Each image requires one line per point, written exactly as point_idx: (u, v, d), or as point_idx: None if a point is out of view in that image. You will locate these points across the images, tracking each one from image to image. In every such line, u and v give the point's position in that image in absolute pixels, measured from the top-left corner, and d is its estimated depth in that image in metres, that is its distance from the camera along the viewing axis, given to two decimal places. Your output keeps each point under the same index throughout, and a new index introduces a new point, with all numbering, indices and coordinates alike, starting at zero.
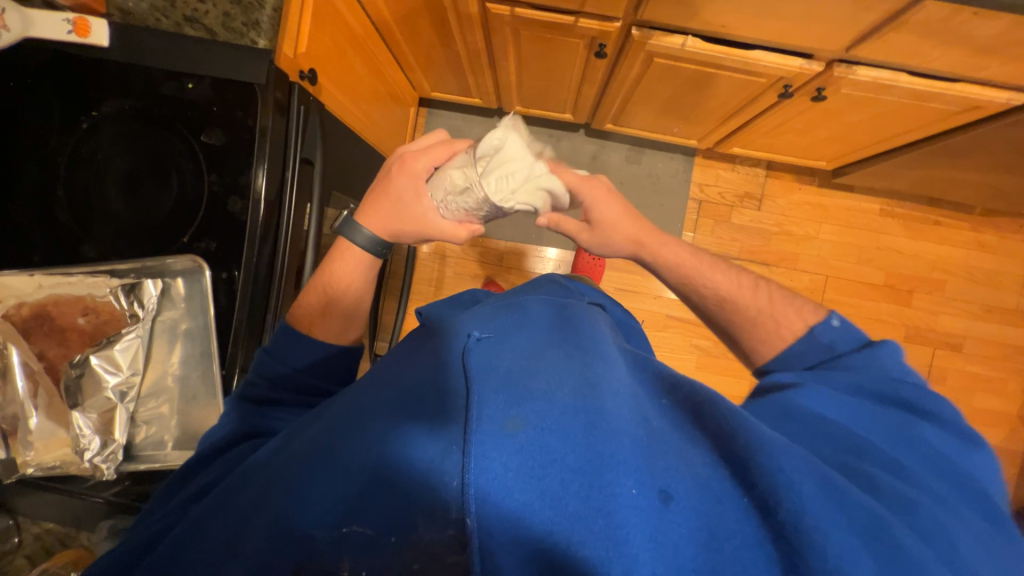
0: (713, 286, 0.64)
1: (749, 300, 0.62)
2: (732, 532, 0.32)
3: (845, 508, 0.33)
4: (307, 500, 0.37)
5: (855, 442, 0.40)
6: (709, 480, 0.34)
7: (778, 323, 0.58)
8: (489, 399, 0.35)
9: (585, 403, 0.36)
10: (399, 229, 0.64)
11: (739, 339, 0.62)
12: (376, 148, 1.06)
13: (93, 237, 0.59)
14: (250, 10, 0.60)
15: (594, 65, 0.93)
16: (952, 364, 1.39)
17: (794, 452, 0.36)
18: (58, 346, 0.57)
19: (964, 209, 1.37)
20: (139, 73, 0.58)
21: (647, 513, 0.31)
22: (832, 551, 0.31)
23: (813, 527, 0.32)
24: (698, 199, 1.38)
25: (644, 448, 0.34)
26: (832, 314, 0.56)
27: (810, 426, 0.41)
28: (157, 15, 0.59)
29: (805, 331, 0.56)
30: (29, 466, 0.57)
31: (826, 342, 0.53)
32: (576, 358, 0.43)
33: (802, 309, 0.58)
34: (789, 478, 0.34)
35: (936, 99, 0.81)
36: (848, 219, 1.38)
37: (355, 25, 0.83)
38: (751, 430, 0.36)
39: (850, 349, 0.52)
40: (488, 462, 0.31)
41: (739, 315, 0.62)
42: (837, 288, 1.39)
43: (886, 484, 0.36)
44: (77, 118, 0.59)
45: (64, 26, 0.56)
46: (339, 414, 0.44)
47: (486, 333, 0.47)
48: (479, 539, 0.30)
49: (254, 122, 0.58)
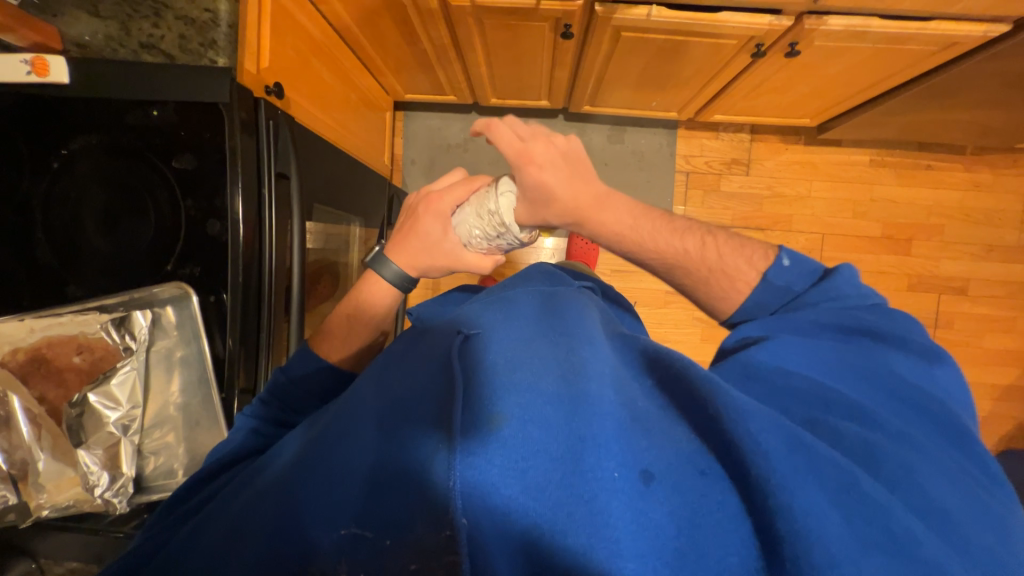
0: (660, 255, 0.56)
1: (700, 260, 0.55)
2: (714, 506, 0.32)
3: (811, 464, 0.33)
4: (308, 508, 0.37)
5: (819, 391, 0.40)
6: (693, 454, 0.35)
7: (732, 279, 0.54)
8: (474, 395, 0.37)
9: (567, 390, 0.37)
10: (420, 261, 0.68)
11: (694, 296, 0.57)
12: (356, 156, 1.06)
13: (79, 276, 0.60)
14: (205, 30, 0.59)
15: (562, 47, 0.92)
16: (959, 308, 1.38)
17: (762, 412, 0.35)
18: (57, 388, 0.57)
19: (955, 150, 1.35)
20: (103, 105, 0.58)
21: (628, 494, 0.32)
22: (797, 508, 0.31)
23: (779, 486, 0.31)
24: (686, 171, 1.37)
25: (626, 430, 0.35)
26: (781, 251, 0.54)
27: (776, 382, 0.41)
28: (113, 45, 0.59)
29: (759, 280, 0.52)
30: (44, 508, 0.57)
31: (783, 285, 0.52)
32: (561, 344, 0.43)
33: (750, 254, 0.54)
34: (755, 442, 0.33)
35: (912, 40, 0.79)
36: (838, 173, 1.36)
37: (317, 34, 0.82)
38: (722, 395, 0.35)
39: (807, 288, 0.51)
40: (472, 458, 0.33)
41: (694, 275, 0.55)
42: (835, 245, 1.37)
43: (851, 433, 0.37)
44: (48, 159, 0.58)
45: (21, 67, 0.56)
46: (332, 418, 0.44)
47: (476, 328, 0.46)
48: (469, 532, 0.32)
49: (225, 141, 0.58)
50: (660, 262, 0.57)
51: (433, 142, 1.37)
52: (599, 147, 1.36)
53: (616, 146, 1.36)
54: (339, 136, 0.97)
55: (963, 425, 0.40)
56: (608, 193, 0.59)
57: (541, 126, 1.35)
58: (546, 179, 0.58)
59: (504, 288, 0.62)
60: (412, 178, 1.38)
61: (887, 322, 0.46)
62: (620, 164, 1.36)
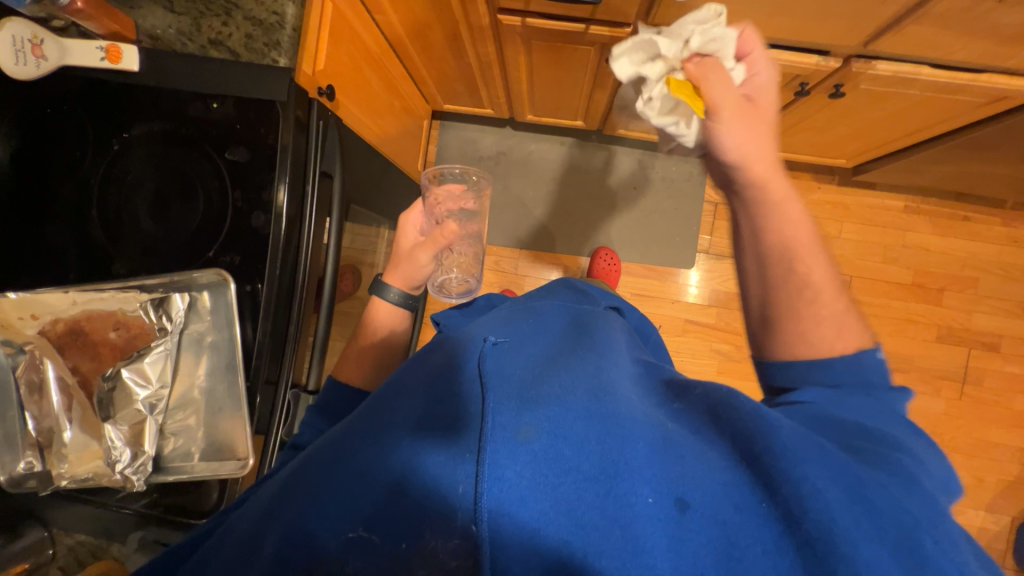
0: (801, 265, 0.51)
1: (827, 296, 0.50)
2: (754, 540, 0.31)
3: (874, 518, 0.32)
4: (328, 511, 0.37)
5: (876, 436, 0.40)
6: (728, 487, 0.33)
7: (836, 332, 0.49)
8: (502, 407, 0.36)
9: (599, 409, 0.36)
10: (406, 275, 0.75)
11: (772, 330, 0.52)
12: (393, 161, 1.08)
13: (125, 254, 0.61)
14: (271, 31, 0.61)
15: (605, 71, 0.93)
16: (989, 365, 1.34)
17: (822, 456, 0.34)
18: (91, 361, 0.58)
19: (994, 204, 1.32)
20: (167, 94, 0.61)
21: (663, 523, 0.31)
22: (861, 563, 0.29)
23: (843, 537, 0.30)
24: (714, 201, 1.37)
25: (659, 454, 0.34)
26: (877, 348, 0.50)
27: (837, 422, 0.41)
28: (184, 40, 0.62)
29: (854, 352, 0.48)
30: (64, 478, 0.58)
31: (865, 369, 0.47)
32: (588, 363, 0.43)
33: (856, 330, 0.50)
34: (814, 486, 0.32)
35: (961, 91, 0.79)
36: (871, 217, 1.35)
37: (370, 43, 0.86)
38: (776, 435, 0.35)
39: (881, 386, 0.47)
40: (501, 472, 0.32)
41: (803, 306, 0.50)
42: (862, 289, 1.35)
43: (915, 491, 0.35)
44: (109, 141, 0.61)
45: (97, 54, 0.59)
46: (360, 423, 0.45)
47: (502, 337, 0.47)
48: (491, 548, 0.30)
49: (275, 139, 0.60)
50: (792, 273, 0.50)
51: (465, 153, 1.40)
52: (628, 171, 1.37)
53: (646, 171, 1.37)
54: (378, 139, 0.99)
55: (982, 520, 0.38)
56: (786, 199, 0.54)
57: (573, 145, 1.37)
58: (729, 144, 0.52)
59: (530, 299, 0.62)
60: None
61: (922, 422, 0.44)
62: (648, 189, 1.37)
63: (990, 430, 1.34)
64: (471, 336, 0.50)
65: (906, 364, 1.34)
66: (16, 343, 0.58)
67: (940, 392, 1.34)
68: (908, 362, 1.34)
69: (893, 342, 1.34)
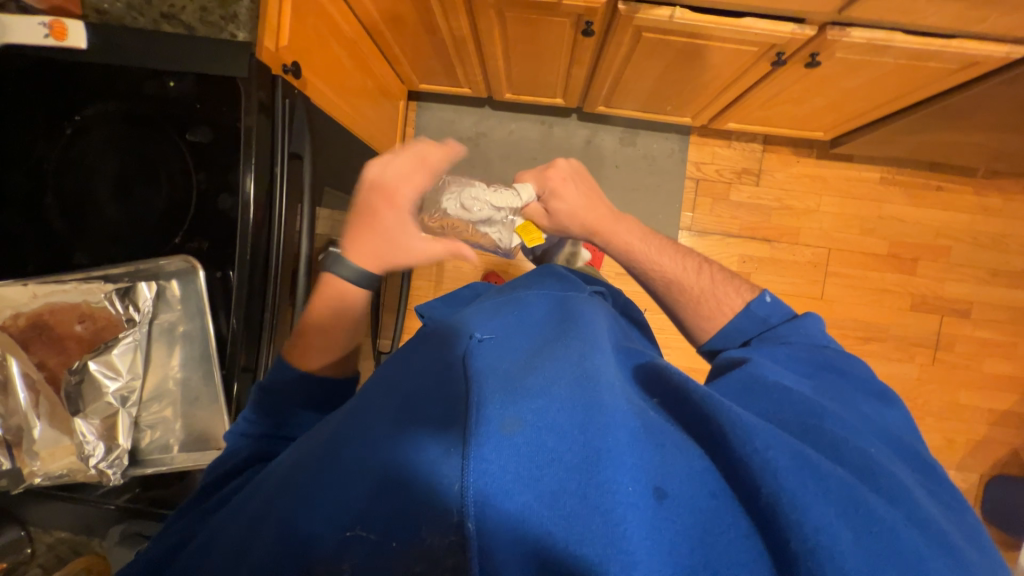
0: (661, 271, 0.65)
1: (692, 281, 0.62)
2: (726, 526, 0.31)
3: (821, 482, 0.32)
4: (317, 508, 0.36)
5: (813, 406, 0.40)
6: (705, 473, 0.34)
7: (718, 304, 0.59)
8: (489, 400, 0.36)
9: (584, 398, 0.36)
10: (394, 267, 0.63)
11: (683, 319, 0.62)
12: (368, 143, 1.05)
13: (86, 245, 0.59)
14: (227, 4, 0.59)
15: (582, 44, 0.92)
16: (961, 331, 1.38)
17: (767, 428, 0.35)
18: (58, 355, 0.56)
19: (966, 172, 1.35)
20: (120, 73, 0.57)
21: (643, 511, 0.30)
22: (810, 526, 0.30)
23: (791, 504, 0.31)
24: (696, 178, 1.37)
25: (641, 441, 0.34)
26: (764, 290, 0.59)
27: (773, 393, 0.41)
28: (133, 14, 0.58)
29: (743, 308, 0.58)
30: (36, 476, 0.57)
31: (761, 316, 0.56)
32: (573, 349, 0.42)
33: (737, 287, 0.60)
34: (764, 458, 0.32)
35: (933, 57, 0.79)
36: (848, 189, 1.36)
37: (339, 18, 0.83)
38: (727, 414, 0.35)
39: (782, 322, 0.55)
40: (486, 465, 0.32)
41: (685, 297, 0.62)
42: (841, 261, 1.37)
43: (848, 451, 0.36)
44: (60, 124, 0.58)
45: (40, 30, 0.55)
46: (344, 415, 0.43)
47: (491, 334, 0.46)
48: (478, 540, 0.30)
49: (240, 121, 0.58)
50: (653, 279, 0.65)
51: (445, 134, 1.37)
52: (610, 149, 1.36)
53: (628, 149, 1.35)
54: (352, 120, 0.96)
55: (924, 454, 0.41)
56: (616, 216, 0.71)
57: (554, 124, 1.35)
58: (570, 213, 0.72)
59: (515, 288, 0.61)
60: None
61: (845, 362, 0.49)
62: (630, 167, 1.36)
63: (961, 392, 1.39)
64: (460, 326, 0.50)
65: (882, 333, 1.38)
66: None
67: (914, 359, 1.38)
68: (883, 330, 1.38)
69: (869, 312, 1.37)
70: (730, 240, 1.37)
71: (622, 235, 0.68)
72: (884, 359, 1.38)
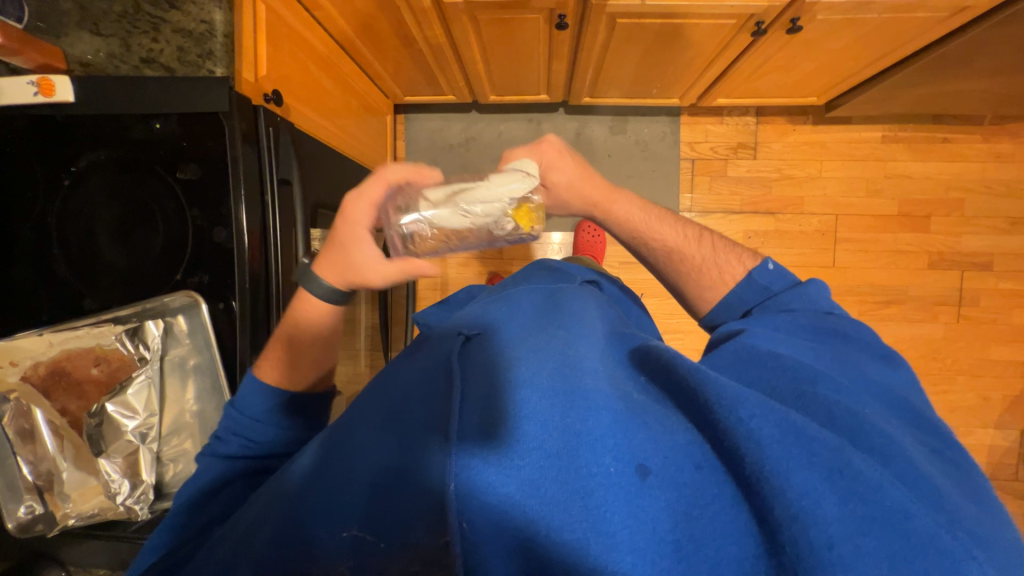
0: (661, 240, 0.62)
1: (695, 249, 0.60)
2: (710, 497, 0.32)
3: (805, 446, 0.31)
4: (317, 512, 0.37)
5: (805, 372, 0.39)
6: (689, 446, 0.34)
7: (720, 270, 0.57)
8: (470, 401, 0.39)
9: (562, 387, 0.38)
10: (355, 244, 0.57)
11: (683, 291, 0.61)
12: (359, 161, 1.07)
13: (96, 290, 0.61)
14: (202, 41, 0.60)
15: (558, 38, 0.91)
16: (984, 285, 1.33)
17: (753, 395, 0.33)
18: (78, 400, 0.58)
19: (972, 121, 1.30)
20: (110, 121, 0.59)
21: (625, 489, 0.32)
22: (791, 492, 0.29)
23: (774, 472, 0.30)
24: (691, 158, 1.35)
25: (622, 422, 0.35)
26: (767, 258, 0.56)
27: (767, 363, 0.40)
28: (115, 62, 0.60)
29: (744, 276, 0.56)
30: (70, 518, 0.59)
31: (764, 284, 0.54)
32: (556, 339, 0.44)
33: (739, 254, 0.58)
34: (748, 427, 0.31)
35: (919, 7, 0.77)
36: (849, 151, 1.33)
37: (315, 42, 0.84)
38: (711, 385, 0.34)
39: (784, 288, 0.53)
40: (468, 460, 0.35)
41: (688, 265, 0.60)
42: (849, 226, 1.34)
43: (841, 414, 0.35)
44: (58, 176, 0.60)
45: (29, 88, 0.57)
46: (339, 420, 0.45)
47: (478, 329, 0.48)
48: (462, 533, 0.33)
49: (227, 151, 0.59)
50: (654, 248, 0.62)
51: (435, 143, 1.37)
52: (600, 140, 1.35)
53: (619, 137, 1.34)
54: (340, 140, 0.97)
55: (930, 416, 0.40)
56: (617, 188, 0.67)
57: (541, 121, 1.35)
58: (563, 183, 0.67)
59: (504, 286, 0.61)
60: None
61: (848, 327, 0.47)
62: (623, 155, 1.35)
63: (992, 348, 1.34)
64: (452, 325, 0.51)
65: (901, 295, 1.34)
66: None
67: (938, 318, 1.34)
68: (902, 292, 1.34)
69: (885, 274, 1.34)
70: (732, 217, 1.35)
71: (621, 210, 0.65)
72: (905, 321, 1.34)
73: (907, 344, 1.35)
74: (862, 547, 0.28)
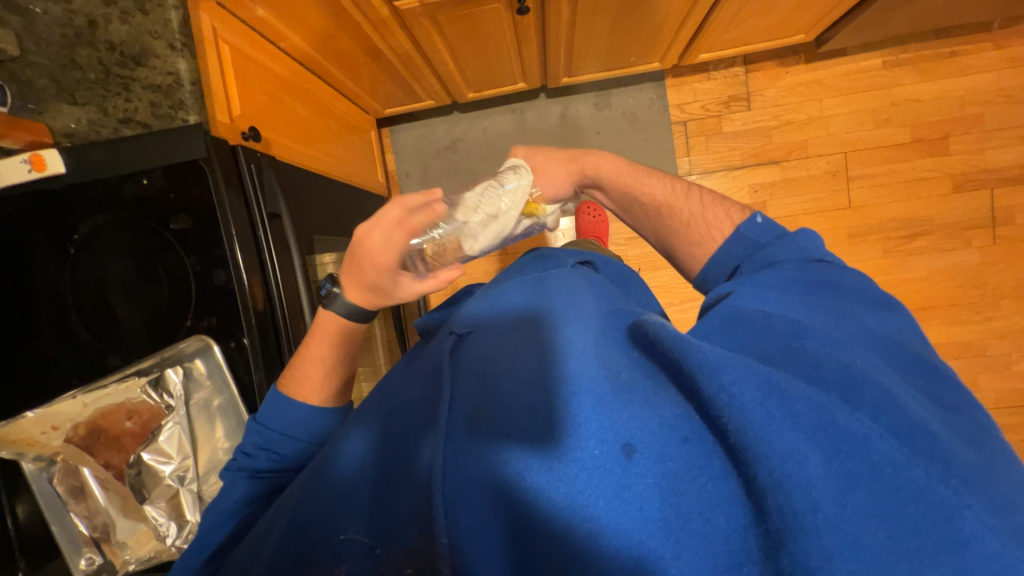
0: (649, 197, 0.62)
1: (682, 203, 0.59)
2: (699, 470, 0.33)
3: (787, 408, 0.31)
4: (327, 518, 0.41)
5: (796, 329, 0.38)
6: (677, 420, 0.34)
7: (709, 224, 0.56)
8: (459, 400, 0.42)
9: (546, 376, 0.39)
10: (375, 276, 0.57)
11: (673, 248, 0.60)
12: (349, 182, 1.08)
13: (116, 348, 0.63)
14: (171, 92, 0.63)
15: (522, 24, 0.90)
16: (1018, 200, 1.25)
17: (738, 359, 0.33)
18: (119, 453, 0.61)
19: (980, 28, 1.21)
20: (100, 184, 0.61)
21: (610, 470, 0.33)
22: (773, 458, 0.30)
23: (756, 437, 0.31)
24: (683, 121, 1.31)
25: (606, 404, 0.36)
26: (756, 212, 0.54)
27: (754, 324, 0.39)
28: (96, 127, 0.64)
29: (732, 231, 0.54)
30: (130, 563, 0.62)
31: (752, 238, 0.52)
32: (540, 328, 0.45)
33: (729, 208, 0.57)
34: (730, 395, 0.32)
35: None
36: (850, 84, 1.26)
37: (284, 72, 0.85)
38: (692, 354, 0.34)
39: (773, 241, 0.51)
40: (457, 456, 0.37)
41: (676, 220, 0.59)
42: (861, 162, 1.27)
43: (830, 369, 0.35)
44: (64, 246, 0.63)
45: (23, 166, 0.59)
46: (344, 427, 0.48)
47: (466, 327, 0.50)
48: (448, 532, 0.34)
49: (212, 195, 0.60)
50: (643, 206, 0.62)
51: (424, 150, 1.37)
52: (587, 118, 1.32)
53: (605, 112, 1.31)
54: (327, 165, 0.99)
55: (929, 361, 0.41)
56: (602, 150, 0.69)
57: (525, 109, 1.33)
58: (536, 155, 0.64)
59: (498, 280, 0.61)
60: (409, 190, 1.39)
61: (838, 276, 0.46)
62: (612, 129, 1.31)
63: None
64: (445, 326, 0.53)
65: (928, 226, 1.27)
66: (46, 455, 0.60)
67: (971, 243, 1.26)
68: (928, 223, 1.27)
69: (907, 207, 1.27)
70: (735, 173, 1.30)
71: (608, 168, 0.67)
72: (936, 252, 1.27)
73: (941, 276, 1.28)
74: (847, 505, 0.29)
